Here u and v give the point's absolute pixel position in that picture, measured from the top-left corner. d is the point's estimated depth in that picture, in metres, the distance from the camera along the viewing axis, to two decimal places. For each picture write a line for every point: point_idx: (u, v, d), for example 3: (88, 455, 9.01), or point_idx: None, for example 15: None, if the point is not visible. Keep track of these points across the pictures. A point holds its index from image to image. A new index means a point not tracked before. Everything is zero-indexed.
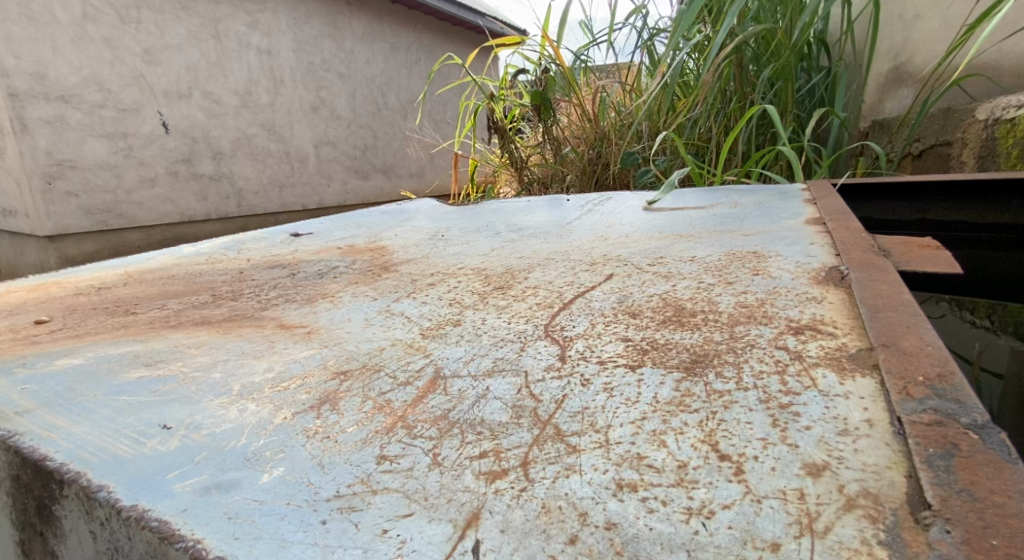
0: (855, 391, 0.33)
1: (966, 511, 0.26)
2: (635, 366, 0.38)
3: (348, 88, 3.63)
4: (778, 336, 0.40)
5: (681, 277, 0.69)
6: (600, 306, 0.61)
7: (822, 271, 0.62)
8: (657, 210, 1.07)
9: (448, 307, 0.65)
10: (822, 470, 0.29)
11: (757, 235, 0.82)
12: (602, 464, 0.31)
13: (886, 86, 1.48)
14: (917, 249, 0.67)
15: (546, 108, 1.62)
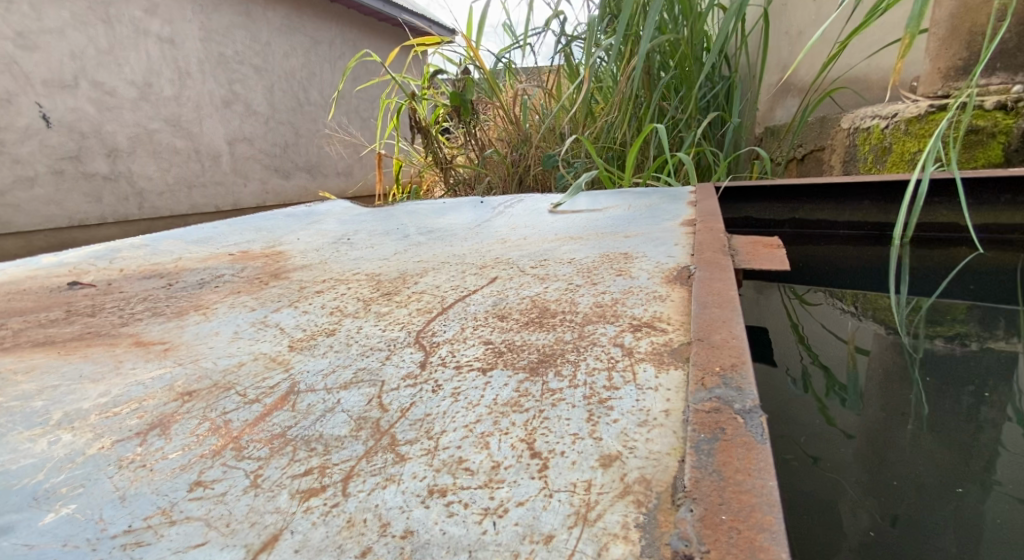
0: (664, 383, 0.37)
1: (709, 490, 0.28)
2: (488, 370, 0.40)
3: (265, 82, 3.37)
4: (618, 337, 0.46)
5: (555, 278, 0.72)
6: (474, 310, 0.63)
7: (673, 271, 0.68)
8: (558, 214, 1.11)
9: (327, 316, 0.65)
10: (614, 460, 0.31)
11: (640, 235, 0.87)
12: (421, 472, 0.32)
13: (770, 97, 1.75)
14: (761, 249, 0.77)
15: (466, 111, 1.69)
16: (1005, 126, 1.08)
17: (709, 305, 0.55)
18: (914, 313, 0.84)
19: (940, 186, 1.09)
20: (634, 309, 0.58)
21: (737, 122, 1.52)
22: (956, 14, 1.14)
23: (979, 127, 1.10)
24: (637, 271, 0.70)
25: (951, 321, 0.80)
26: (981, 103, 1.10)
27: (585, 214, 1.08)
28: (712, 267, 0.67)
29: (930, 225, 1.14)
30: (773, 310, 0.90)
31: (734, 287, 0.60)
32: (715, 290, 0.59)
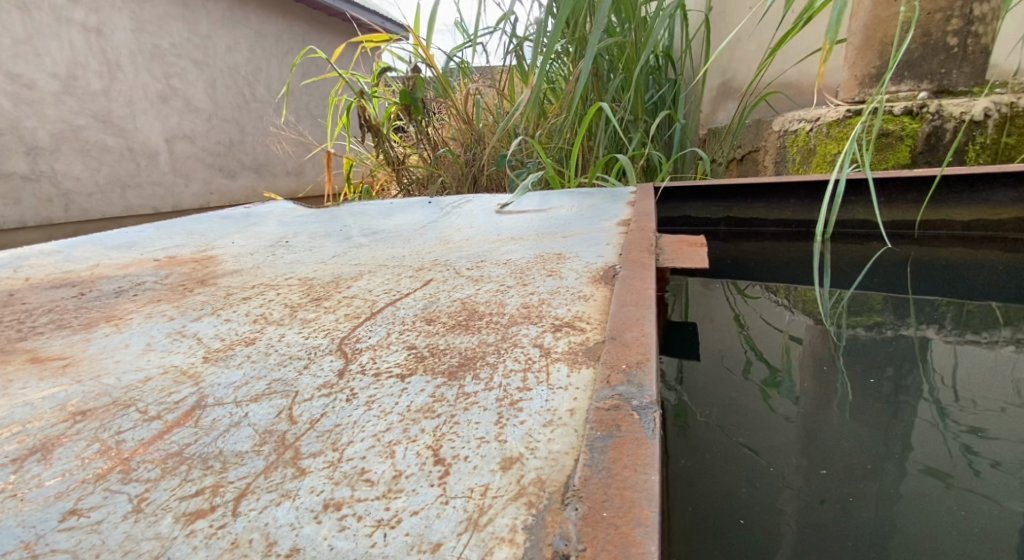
0: (574, 382, 0.37)
1: (596, 488, 0.29)
2: (406, 376, 0.40)
3: (205, 77, 3.19)
4: (540, 336, 0.49)
5: (488, 280, 0.72)
6: (403, 314, 0.63)
7: (599, 271, 0.69)
8: (503, 214, 1.12)
9: (250, 324, 0.63)
10: (513, 462, 0.32)
11: (576, 235, 0.89)
12: (319, 486, 0.31)
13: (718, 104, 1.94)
14: (686, 247, 0.80)
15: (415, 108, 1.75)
16: (912, 130, 1.16)
17: (625, 304, 0.57)
18: (837, 304, 0.89)
19: (856, 186, 1.16)
20: (558, 309, 0.59)
21: (682, 124, 1.59)
22: (869, 26, 1.21)
23: (890, 129, 1.17)
24: (566, 270, 0.71)
25: (869, 311, 0.85)
26: (891, 107, 1.18)
27: (531, 213, 1.10)
28: (635, 265, 0.69)
29: (848, 221, 1.22)
30: (708, 306, 0.93)
31: (653, 287, 0.62)
32: (635, 289, 0.61)
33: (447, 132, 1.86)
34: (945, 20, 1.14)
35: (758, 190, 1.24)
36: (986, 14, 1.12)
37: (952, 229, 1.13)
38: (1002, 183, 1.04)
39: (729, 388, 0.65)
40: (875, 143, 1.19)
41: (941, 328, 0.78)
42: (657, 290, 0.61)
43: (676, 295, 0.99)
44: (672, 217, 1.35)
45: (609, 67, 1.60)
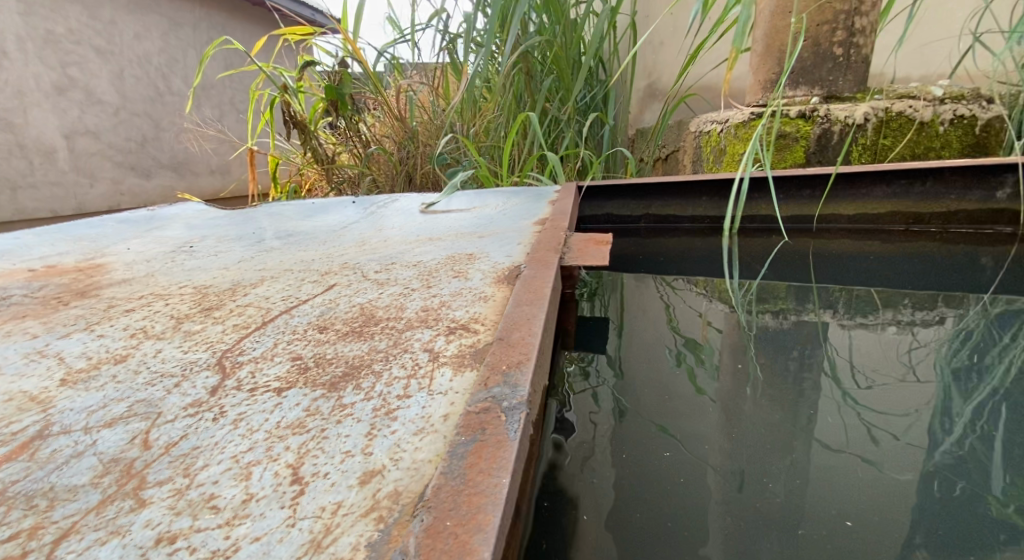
0: (455, 386, 0.37)
1: (445, 497, 0.29)
2: (283, 389, 0.38)
3: (112, 67, 2.91)
4: (433, 341, 0.48)
5: (394, 283, 0.71)
6: (297, 323, 0.60)
7: (504, 271, 0.69)
8: (429, 214, 1.11)
9: (125, 339, 0.58)
10: (374, 475, 0.31)
11: (492, 235, 0.88)
12: (157, 518, 0.30)
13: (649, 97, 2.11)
14: (591, 245, 0.82)
15: (343, 104, 1.73)
16: (805, 131, 1.24)
17: (520, 304, 0.58)
18: (746, 293, 0.93)
19: (759, 184, 1.22)
20: (456, 312, 0.59)
21: (611, 124, 1.66)
22: (768, 35, 1.29)
23: (786, 131, 1.25)
24: (472, 272, 0.71)
25: (775, 299, 0.90)
26: (787, 111, 1.25)
27: (456, 213, 1.09)
28: (538, 265, 0.70)
29: (752, 217, 1.26)
30: (633, 299, 0.95)
31: (552, 286, 0.63)
32: (534, 288, 0.62)
33: (382, 133, 1.85)
34: (832, 32, 1.22)
35: (677, 188, 1.28)
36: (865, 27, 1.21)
37: (841, 222, 1.20)
38: (884, 179, 1.13)
39: (651, 377, 0.67)
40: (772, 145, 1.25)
41: (834, 312, 0.84)
42: (555, 289, 0.62)
43: (602, 288, 1.00)
44: (595, 215, 1.37)
45: (539, 64, 1.61)
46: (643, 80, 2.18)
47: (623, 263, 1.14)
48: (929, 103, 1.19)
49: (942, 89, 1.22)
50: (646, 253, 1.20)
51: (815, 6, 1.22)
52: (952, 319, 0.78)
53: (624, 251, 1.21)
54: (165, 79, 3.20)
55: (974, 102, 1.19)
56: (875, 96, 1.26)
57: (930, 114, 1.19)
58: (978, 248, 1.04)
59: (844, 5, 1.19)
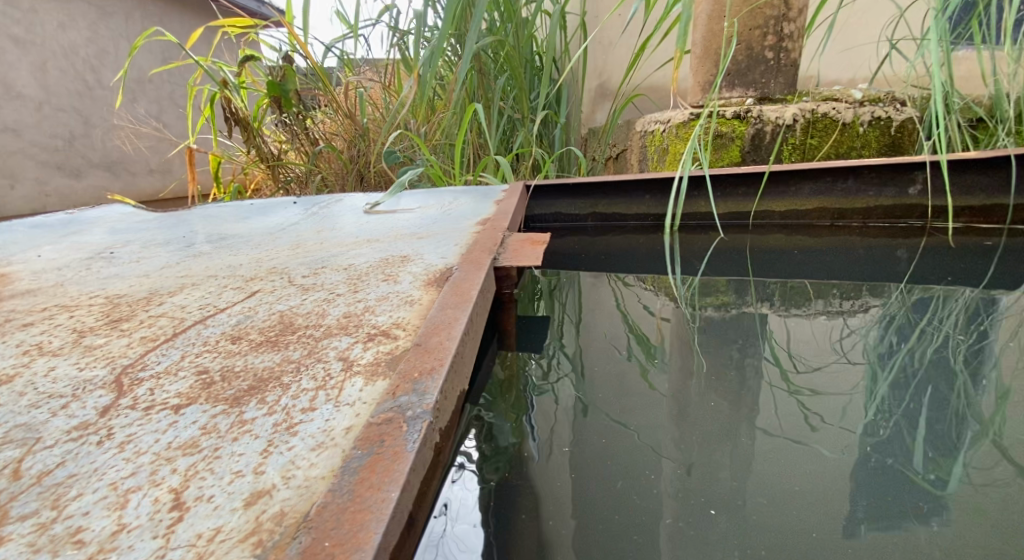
0: (362, 397, 0.36)
1: (328, 515, 0.28)
2: (182, 406, 0.37)
3: (33, 58, 2.71)
4: (347, 349, 0.45)
5: (320, 288, 0.68)
6: (209, 334, 0.57)
7: (436, 274, 0.68)
8: (375, 214, 1.09)
9: (16, 357, 0.54)
10: (260, 496, 0.30)
11: (431, 236, 0.87)
12: (14, 556, 0.28)
13: (596, 99, 2.20)
14: (528, 245, 0.82)
15: (287, 101, 1.67)
16: (740, 132, 1.28)
17: (445, 307, 0.57)
18: (689, 288, 0.95)
19: (697, 183, 1.25)
20: (379, 317, 0.57)
21: (563, 122, 1.68)
22: (706, 38, 1.34)
23: (723, 131, 1.29)
24: (402, 275, 0.69)
25: (717, 293, 0.92)
26: (723, 111, 1.29)
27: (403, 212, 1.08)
28: (469, 266, 0.69)
29: (693, 214, 1.30)
30: (587, 297, 0.95)
31: (479, 288, 0.62)
32: (460, 291, 0.61)
33: (332, 133, 1.83)
34: (763, 36, 1.28)
35: (622, 187, 1.30)
36: (794, 31, 1.28)
37: (773, 219, 1.25)
38: (811, 177, 1.18)
39: (603, 373, 0.67)
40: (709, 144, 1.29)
41: (771, 303, 0.87)
42: (482, 291, 0.62)
43: (556, 287, 1.01)
44: (544, 213, 1.37)
45: (493, 64, 1.64)
46: (594, 80, 2.23)
47: (568, 261, 1.15)
48: (850, 106, 1.26)
49: (862, 93, 1.30)
50: (594, 250, 1.21)
51: (746, 12, 1.28)
52: (876, 307, 0.82)
53: (570, 249, 1.22)
54: (95, 72, 3.02)
55: (890, 105, 1.28)
56: (805, 98, 1.31)
57: (851, 116, 1.26)
58: (895, 241, 1.10)
59: (772, 11, 1.25)
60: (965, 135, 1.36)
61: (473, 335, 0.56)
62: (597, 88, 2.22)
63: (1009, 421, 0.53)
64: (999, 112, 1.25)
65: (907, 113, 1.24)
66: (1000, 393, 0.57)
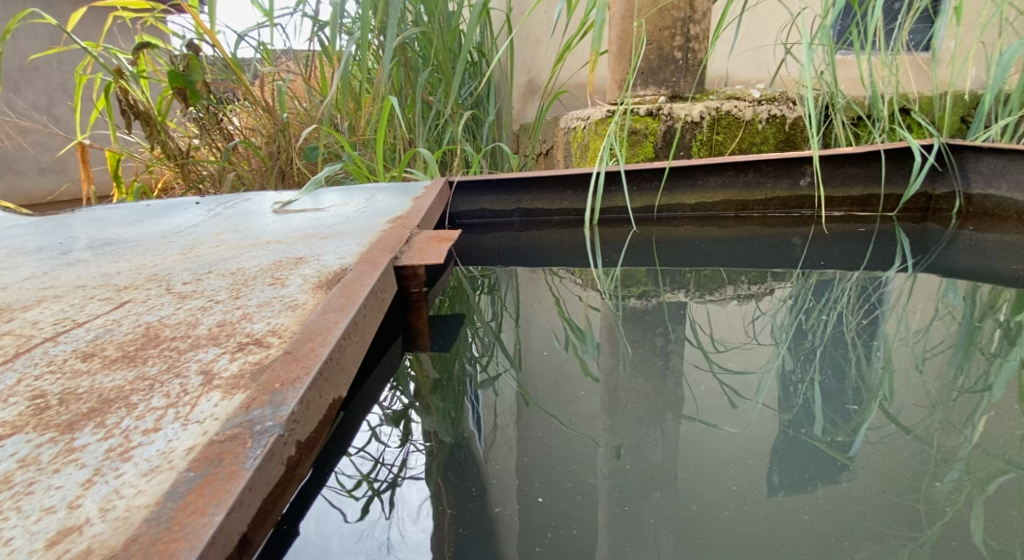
0: (212, 414, 0.35)
1: (140, 547, 0.27)
2: (4, 437, 0.34)
3: None
4: (213, 360, 0.42)
5: (198, 295, 0.64)
6: (61, 351, 0.52)
7: (328, 276, 0.65)
8: (285, 214, 1.03)
9: None
10: (70, 532, 0.28)
11: (335, 236, 0.83)
12: None
13: (525, 95, 2.27)
14: (433, 243, 0.79)
15: (194, 94, 1.54)
16: (653, 129, 1.32)
17: (328, 311, 0.54)
18: (610, 279, 0.97)
19: (612, 177, 1.27)
20: (255, 324, 0.53)
21: (490, 119, 1.69)
22: (621, 38, 1.40)
23: (638, 128, 1.32)
24: (291, 279, 0.65)
25: (637, 283, 0.95)
26: (636, 109, 1.32)
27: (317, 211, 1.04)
28: (366, 267, 0.66)
29: (611, 209, 1.31)
30: (524, 290, 0.96)
31: (369, 289, 0.59)
32: (348, 292, 0.58)
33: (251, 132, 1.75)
34: (672, 37, 1.34)
35: (543, 181, 1.31)
36: (699, 34, 1.35)
37: (684, 211, 1.29)
38: (716, 170, 1.23)
39: (541, 367, 0.68)
40: (624, 140, 1.31)
41: (687, 291, 0.90)
42: (372, 291, 0.59)
43: (493, 282, 1.00)
44: (469, 209, 1.37)
45: (421, 57, 1.61)
46: (522, 77, 2.27)
47: (490, 256, 1.14)
48: (750, 105, 1.34)
49: (760, 91, 1.39)
50: (517, 246, 1.21)
51: (654, 15, 1.34)
52: (781, 290, 0.87)
53: (494, 245, 1.22)
54: None
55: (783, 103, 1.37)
56: (711, 96, 1.39)
57: (751, 114, 1.33)
58: (790, 229, 1.17)
59: (680, 13, 1.32)
60: (848, 134, 1.47)
61: (360, 340, 0.53)
62: (526, 86, 2.27)
63: (897, 386, 0.58)
64: (873, 112, 1.34)
65: (798, 112, 1.33)
66: (888, 362, 0.63)
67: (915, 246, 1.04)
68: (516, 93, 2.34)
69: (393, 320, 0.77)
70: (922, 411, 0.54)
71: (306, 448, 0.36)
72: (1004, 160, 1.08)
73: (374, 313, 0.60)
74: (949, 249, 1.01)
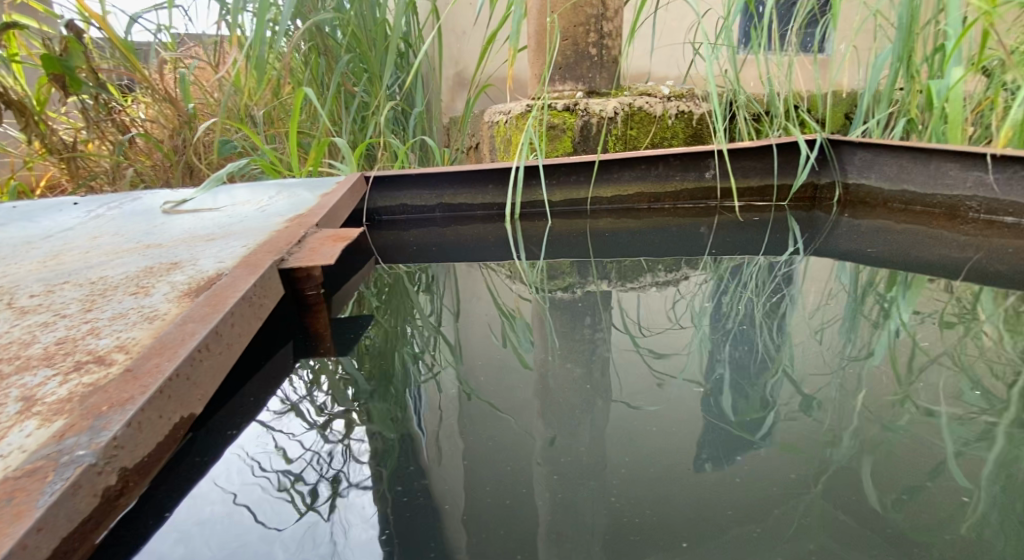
0: (19, 446, 0.34)
1: None
2: None
3: None
4: (39, 385, 0.40)
5: (45, 310, 0.57)
6: None
7: (200, 282, 0.59)
8: (177, 214, 0.96)
9: None
10: None
11: (222, 238, 0.77)
12: None
13: (453, 88, 2.35)
14: (328, 243, 0.76)
15: (73, 81, 1.41)
16: (569, 123, 1.35)
17: (186, 320, 0.47)
18: (536, 271, 0.98)
19: (530, 171, 1.28)
20: (101, 339, 0.48)
21: (419, 110, 1.66)
22: (538, 34, 1.46)
23: (556, 123, 1.35)
24: (157, 286, 0.59)
25: (563, 274, 0.96)
26: (554, 103, 1.36)
27: (215, 210, 0.98)
28: (242, 269, 0.60)
29: (530, 203, 1.32)
30: (462, 285, 0.95)
31: (241, 294, 0.53)
32: (216, 299, 0.52)
33: (153, 125, 1.64)
34: (586, 33, 1.40)
35: (461, 175, 1.30)
36: (611, 32, 1.42)
37: (603, 205, 1.32)
38: (627, 164, 1.27)
39: (483, 362, 0.67)
40: (542, 133, 1.33)
41: (608, 279, 0.92)
42: (245, 296, 0.53)
43: (431, 278, 0.98)
44: (390, 206, 1.34)
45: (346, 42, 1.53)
46: (450, 70, 2.32)
47: (410, 254, 1.11)
48: (660, 100, 1.39)
49: (668, 87, 1.47)
50: (439, 243, 1.19)
51: (569, 12, 1.39)
52: (695, 277, 0.91)
53: (412, 242, 1.19)
54: None
55: (691, 101, 1.45)
56: (625, 92, 1.44)
57: (661, 110, 1.39)
58: (697, 219, 1.23)
59: (592, 10, 1.38)
60: (751, 129, 1.56)
61: (224, 352, 0.46)
62: (455, 79, 2.35)
63: (801, 360, 0.62)
64: (771, 108, 1.42)
65: (703, 108, 1.41)
66: (795, 338, 0.67)
67: (803, 232, 1.12)
68: (445, 86, 2.39)
69: (289, 328, 0.73)
70: (820, 380, 0.57)
71: (134, 474, 0.35)
72: (874, 151, 1.22)
73: (249, 320, 0.53)
74: (832, 234, 1.10)
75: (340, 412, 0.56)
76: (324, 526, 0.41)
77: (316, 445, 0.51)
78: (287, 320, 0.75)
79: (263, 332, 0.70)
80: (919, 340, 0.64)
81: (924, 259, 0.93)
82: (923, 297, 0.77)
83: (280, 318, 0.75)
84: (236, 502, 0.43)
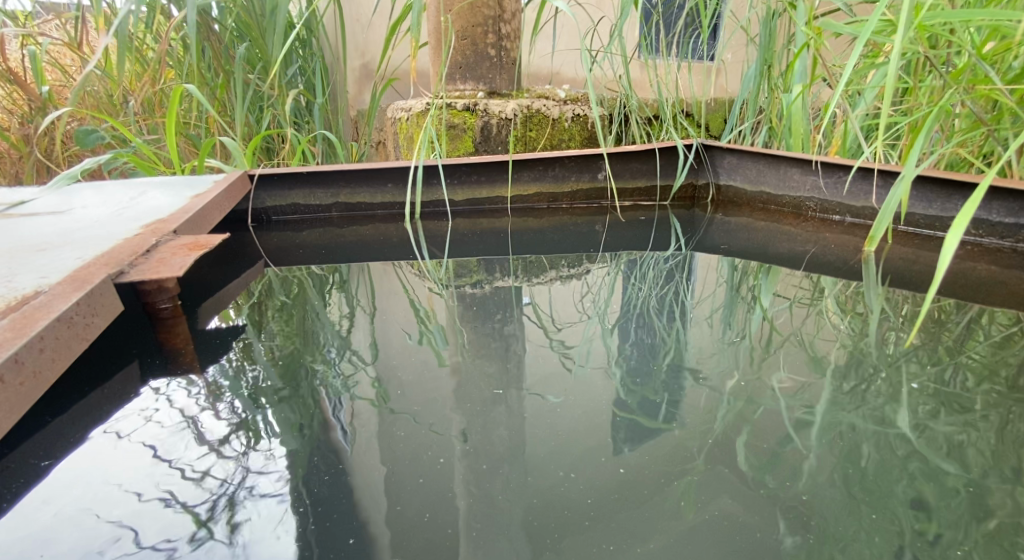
0: None
1: None
2: None
3: None
4: None
5: None
6: None
7: (18, 301, 0.75)
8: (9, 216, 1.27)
9: None
10: None
11: (54, 250, 0.97)
12: None
13: (358, 78, 2.78)
14: (182, 252, 0.97)
15: None
16: (470, 122, 1.81)
17: None
18: (445, 270, 1.31)
19: (428, 173, 1.65)
20: None
21: (321, 103, 2.05)
22: (438, 31, 1.89)
23: (457, 123, 1.80)
24: None
25: (469, 272, 1.30)
26: (456, 105, 1.80)
27: (68, 213, 1.28)
28: (66, 286, 0.78)
29: (455, 203, 1.73)
30: (376, 288, 1.22)
31: (53, 316, 0.69)
32: (24, 322, 0.68)
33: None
34: (484, 34, 1.82)
35: (348, 181, 1.65)
36: (503, 35, 1.85)
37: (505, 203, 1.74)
38: (528, 167, 1.70)
39: (421, 358, 0.93)
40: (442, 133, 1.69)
41: (519, 273, 1.29)
42: (58, 318, 0.70)
43: (351, 279, 1.27)
44: (284, 207, 1.67)
45: (247, 25, 1.81)
46: (357, 63, 2.76)
47: (296, 257, 1.40)
48: (556, 106, 1.91)
49: (564, 93, 2.01)
50: (368, 229, 1.62)
51: (469, 14, 1.80)
52: (595, 270, 1.32)
53: (301, 245, 1.49)
54: None
55: (584, 107, 2.00)
56: (524, 94, 1.95)
57: (558, 112, 1.91)
58: (591, 218, 1.69)
59: (489, 13, 1.80)
60: (642, 129, 2.11)
61: (28, 374, 0.64)
62: (360, 71, 2.78)
63: (679, 350, 0.95)
64: (661, 111, 1.92)
65: (593, 112, 1.96)
66: (678, 330, 1.03)
67: (672, 230, 1.59)
68: (351, 76, 2.80)
69: (149, 338, 0.92)
70: (700, 358, 0.91)
71: None
72: (737, 157, 1.74)
73: (65, 337, 0.70)
74: (693, 231, 1.58)
75: (247, 419, 0.75)
76: (223, 544, 0.57)
77: (217, 459, 0.68)
78: (146, 333, 0.93)
79: (119, 340, 0.90)
80: (772, 321, 1.04)
81: (777, 252, 1.38)
82: (780, 282, 1.20)
83: (136, 330, 0.94)
84: (156, 514, 0.60)
